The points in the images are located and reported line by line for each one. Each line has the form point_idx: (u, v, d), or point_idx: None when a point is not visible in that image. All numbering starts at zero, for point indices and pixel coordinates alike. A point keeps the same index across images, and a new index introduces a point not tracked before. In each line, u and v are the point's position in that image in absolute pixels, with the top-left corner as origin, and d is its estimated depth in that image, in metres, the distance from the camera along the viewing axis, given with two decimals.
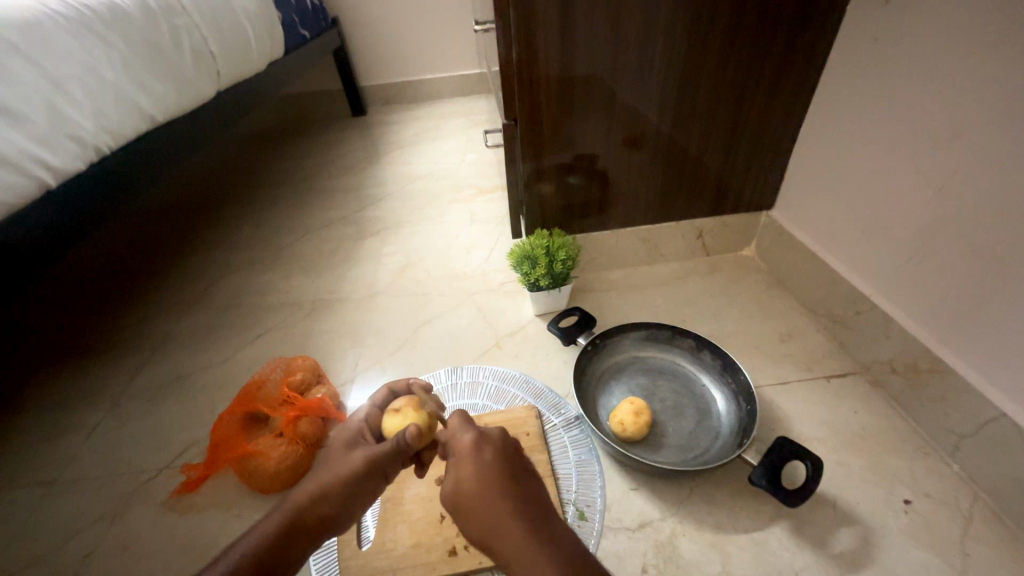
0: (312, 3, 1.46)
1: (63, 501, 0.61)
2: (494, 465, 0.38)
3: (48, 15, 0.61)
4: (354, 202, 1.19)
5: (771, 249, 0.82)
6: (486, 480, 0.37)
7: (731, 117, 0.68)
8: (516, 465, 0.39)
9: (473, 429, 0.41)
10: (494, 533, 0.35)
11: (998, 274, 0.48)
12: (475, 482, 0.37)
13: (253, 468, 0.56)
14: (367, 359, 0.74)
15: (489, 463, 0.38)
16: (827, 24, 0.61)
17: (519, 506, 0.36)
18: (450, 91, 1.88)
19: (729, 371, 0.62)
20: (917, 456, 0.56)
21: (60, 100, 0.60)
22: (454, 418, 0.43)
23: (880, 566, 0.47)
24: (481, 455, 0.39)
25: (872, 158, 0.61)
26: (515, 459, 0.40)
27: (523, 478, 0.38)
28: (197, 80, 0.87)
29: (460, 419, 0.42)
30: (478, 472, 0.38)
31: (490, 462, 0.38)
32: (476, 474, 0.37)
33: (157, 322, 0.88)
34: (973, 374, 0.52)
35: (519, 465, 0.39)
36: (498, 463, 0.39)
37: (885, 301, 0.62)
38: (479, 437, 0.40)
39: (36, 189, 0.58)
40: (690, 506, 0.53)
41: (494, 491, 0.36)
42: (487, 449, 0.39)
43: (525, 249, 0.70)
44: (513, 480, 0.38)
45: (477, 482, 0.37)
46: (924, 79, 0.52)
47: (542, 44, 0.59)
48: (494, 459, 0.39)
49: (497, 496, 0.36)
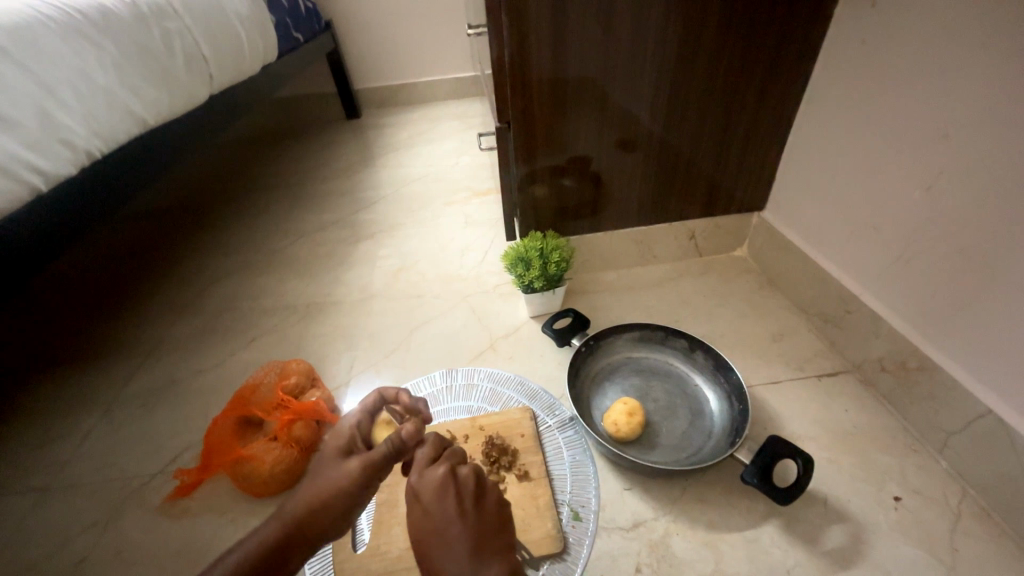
0: (306, 7, 1.46)
1: (55, 507, 0.60)
2: (452, 509, 0.37)
3: (38, 19, 0.61)
4: (349, 205, 1.19)
5: (762, 249, 0.83)
6: (441, 526, 0.36)
7: (721, 119, 0.68)
8: (478, 508, 0.38)
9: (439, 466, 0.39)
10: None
11: (984, 273, 0.49)
12: (430, 526, 0.37)
13: (246, 473, 0.56)
14: (361, 362, 0.74)
15: (446, 506, 0.37)
16: (815, 26, 0.61)
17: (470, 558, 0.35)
18: (445, 93, 1.89)
19: (722, 371, 0.63)
20: (906, 453, 0.57)
21: (51, 105, 0.60)
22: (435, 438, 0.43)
23: (870, 562, 0.48)
24: (442, 499, 0.38)
25: (860, 159, 0.62)
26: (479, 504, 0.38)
27: (484, 525, 0.37)
28: (190, 83, 0.87)
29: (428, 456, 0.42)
30: (434, 516, 0.37)
31: (447, 506, 0.37)
32: (432, 518, 0.37)
33: (151, 326, 0.88)
34: (961, 372, 0.53)
35: (481, 508, 0.38)
36: (456, 508, 0.37)
37: (875, 301, 0.63)
38: (444, 474, 0.39)
39: (26, 193, 0.57)
40: (683, 506, 0.53)
41: (447, 540, 0.36)
42: (449, 492, 0.38)
43: (519, 251, 0.70)
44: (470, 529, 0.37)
45: (432, 527, 0.37)
46: (910, 81, 0.53)
47: (534, 47, 0.59)
48: (453, 501, 0.38)
49: (450, 546, 0.36)
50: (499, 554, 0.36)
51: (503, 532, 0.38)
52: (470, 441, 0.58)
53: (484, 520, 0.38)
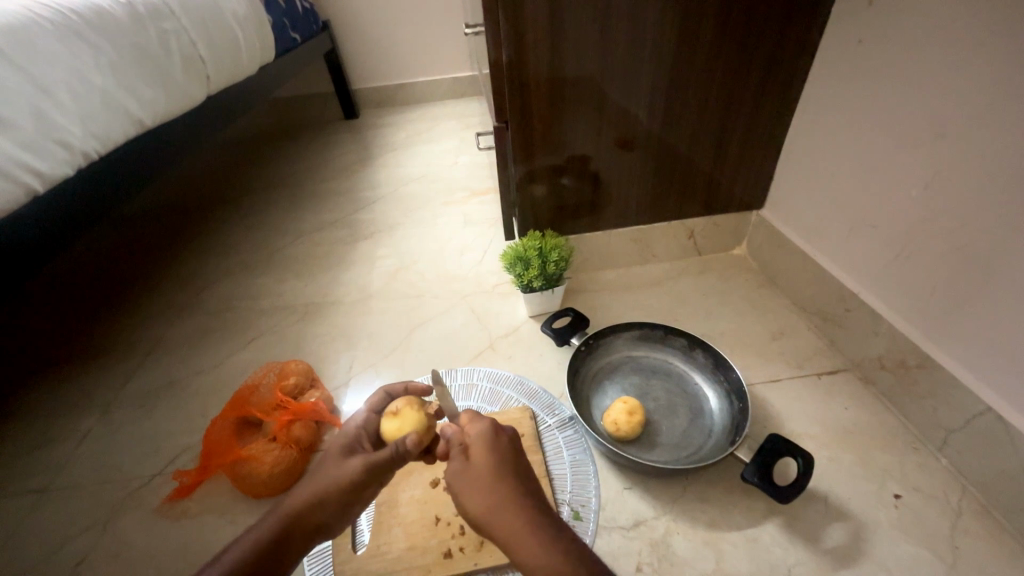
0: (303, 7, 1.46)
1: (54, 508, 0.60)
2: (509, 453, 0.39)
3: (34, 20, 0.61)
4: (348, 205, 1.19)
5: (761, 248, 0.83)
6: (503, 466, 0.37)
7: (720, 118, 0.68)
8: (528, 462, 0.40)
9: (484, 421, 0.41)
10: (507, 518, 0.34)
11: (982, 271, 0.49)
12: (492, 466, 0.37)
13: (245, 474, 0.55)
14: (360, 362, 0.74)
15: (505, 451, 0.38)
16: (813, 24, 0.61)
17: (534, 496, 0.36)
18: (443, 93, 1.88)
19: (721, 369, 0.63)
20: (906, 450, 0.57)
21: (48, 106, 0.59)
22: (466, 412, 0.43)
23: (871, 560, 0.48)
24: (495, 444, 0.39)
25: (859, 157, 0.62)
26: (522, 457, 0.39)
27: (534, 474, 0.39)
28: (187, 84, 0.86)
29: (472, 414, 0.42)
30: (494, 458, 0.37)
31: (504, 449, 0.39)
32: (489, 460, 0.37)
33: (149, 327, 0.87)
34: (961, 369, 0.53)
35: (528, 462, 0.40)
36: (512, 454, 0.39)
37: (874, 299, 0.63)
38: (501, 428, 0.40)
39: (22, 195, 0.57)
40: (683, 504, 0.53)
41: (508, 480, 0.36)
42: (501, 437, 0.39)
43: (518, 250, 0.70)
44: (525, 474, 0.38)
45: (491, 470, 0.36)
46: (908, 79, 0.53)
47: (531, 46, 0.59)
48: (508, 449, 0.39)
49: (512, 486, 0.36)
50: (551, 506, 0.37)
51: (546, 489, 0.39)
52: None
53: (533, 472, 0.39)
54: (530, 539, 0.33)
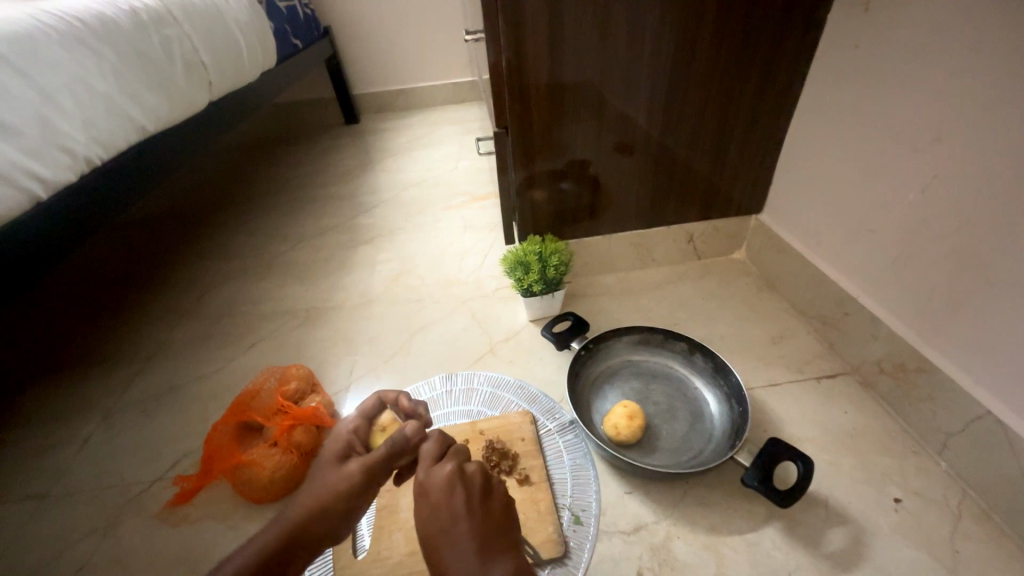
0: (304, 13, 1.47)
1: (54, 514, 0.60)
2: (458, 502, 0.35)
3: (39, 28, 0.62)
4: (348, 210, 1.19)
5: (760, 252, 0.83)
6: (446, 520, 0.34)
7: (718, 122, 0.69)
8: (485, 506, 0.35)
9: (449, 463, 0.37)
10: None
11: (979, 275, 0.49)
12: (433, 522, 0.34)
13: (246, 479, 0.56)
14: (361, 367, 0.74)
15: (453, 500, 0.35)
16: (810, 30, 0.62)
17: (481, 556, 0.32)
18: (443, 98, 1.89)
19: (721, 373, 0.63)
20: (906, 454, 0.57)
21: (51, 112, 0.60)
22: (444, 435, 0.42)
23: (870, 564, 0.48)
24: (436, 494, 0.36)
25: (856, 162, 0.62)
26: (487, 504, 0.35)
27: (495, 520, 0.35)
28: (190, 90, 0.87)
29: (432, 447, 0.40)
30: (435, 511, 0.35)
31: (448, 497, 0.35)
32: (439, 518, 0.34)
33: (151, 331, 0.88)
34: (960, 373, 0.53)
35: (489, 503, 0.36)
36: (460, 502, 0.35)
37: (873, 303, 0.63)
38: (450, 471, 0.37)
39: (26, 201, 0.57)
40: (684, 508, 0.53)
41: (449, 536, 0.33)
42: (444, 484, 0.36)
43: (518, 255, 0.70)
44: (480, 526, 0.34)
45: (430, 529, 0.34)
46: (905, 85, 0.54)
47: (531, 52, 0.60)
48: (453, 495, 0.35)
49: (450, 546, 0.33)
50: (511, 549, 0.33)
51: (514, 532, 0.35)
52: (470, 446, 0.58)
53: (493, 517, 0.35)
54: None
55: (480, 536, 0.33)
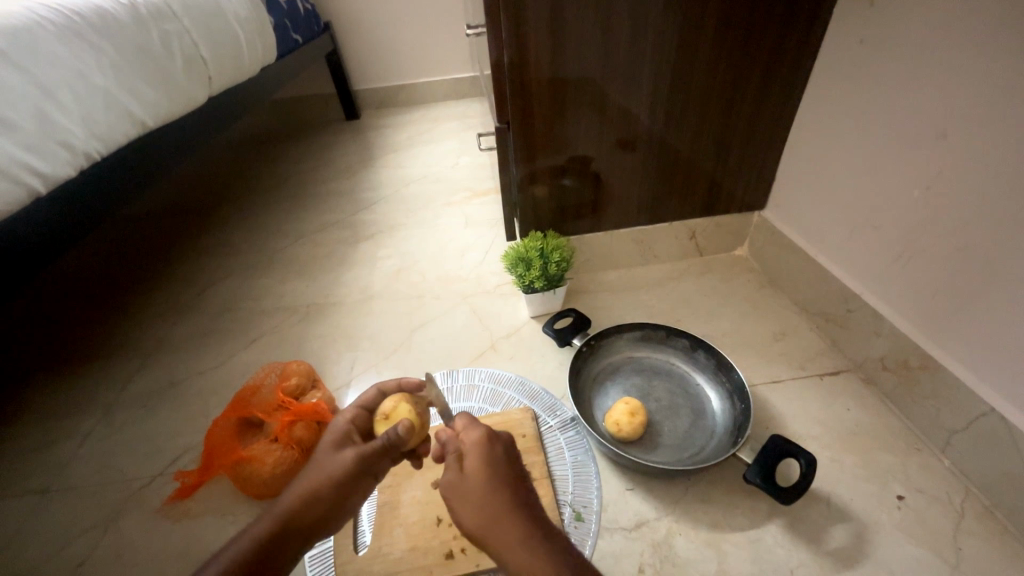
0: (304, 8, 1.46)
1: (55, 509, 0.60)
2: (510, 466, 0.38)
3: (36, 21, 0.61)
4: (349, 206, 1.19)
5: (763, 249, 0.83)
6: (505, 477, 0.37)
7: (722, 118, 0.68)
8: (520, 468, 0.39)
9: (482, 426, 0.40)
10: (510, 529, 0.34)
11: (984, 271, 0.49)
12: (494, 476, 0.36)
13: (246, 475, 0.55)
14: (362, 363, 0.74)
15: (508, 463, 0.38)
16: (814, 25, 0.61)
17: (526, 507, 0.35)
18: (444, 94, 1.88)
19: (723, 370, 0.63)
20: (909, 452, 0.57)
21: (50, 106, 0.59)
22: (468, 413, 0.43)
23: (873, 561, 0.48)
24: (491, 455, 0.38)
25: (860, 158, 0.62)
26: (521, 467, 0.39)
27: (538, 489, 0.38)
28: (189, 84, 0.86)
29: (466, 419, 0.41)
30: (492, 468, 0.37)
31: (505, 461, 0.38)
32: (484, 470, 0.37)
33: (152, 327, 0.87)
34: (964, 370, 0.53)
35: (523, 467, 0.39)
36: (512, 467, 0.38)
37: (877, 300, 0.63)
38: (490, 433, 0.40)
39: (26, 196, 0.57)
40: (685, 505, 0.53)
41: (509, 490, 0.36)
42: (495, 447, 0.39)
43: (520, 251, 0.70)
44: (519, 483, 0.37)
45: (487, 485, 0.36)
46: (910, 80, 0.53)
47: (533, 46, 0.59)
48: (504, 459, 0.38)
49: (511, 500, 0.35)
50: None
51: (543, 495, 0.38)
52: None
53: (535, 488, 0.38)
54: (534, 555, 0.32)
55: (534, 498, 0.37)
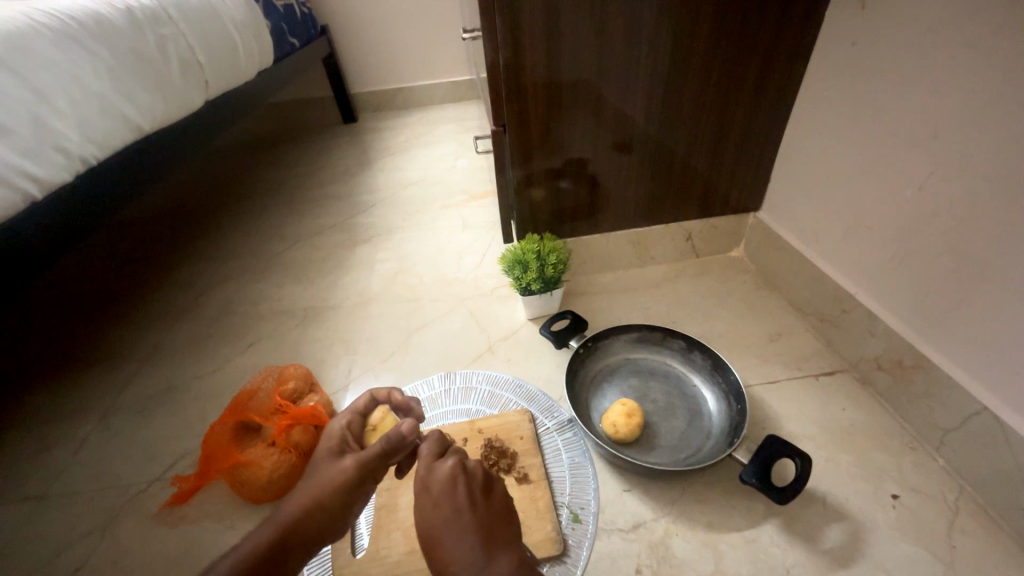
0: (301, 12, 1.47)
1: (52, 516, 0.60)
2: (454, 505, 0.36)
3: (31, 26, 0.61)
4: (346, 209, 1.19)
5: (758, 250, 0.83)
6: (440, 519, 0.36)
7: (716, 120, 0.69)
8: (486, 503, 0.37)
9: (448, 460, 0.39)
10: (450, 574, 0.34)
11: (978, 271, 0.49)
12: (431, 520, 0.36)
13: (245, 479, 0.56)
14: (360, 366, 0.74)
15: (447, 499, 0.37)
16: (807, 27, 0.62)
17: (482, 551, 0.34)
18: (441, 97, 1.89)
19: (719, 371, 0.63)
20: (903, 450, 0.57)
21: (45, 111, 0.59)
22: (438, 434, 0.42)
23: (868, 561, 0.48)
24: (429, 496, 0.37)
25: (854, 159, 0.62)
26: (487, 501, 0.38)
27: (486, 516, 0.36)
28: (185, 88, 0.87)
29: (431, 450, 0.41)
30: (430, 511, 0.36)
31: (462, 499, 0.37)
32: (441, 513, 0.36)
33: (149, 332, 0.87)
34: (958, 370, 0.53)
35: (489, 501, 0.38)
36: (451, 501, 0.37)
37: (871, 301, 0.63)
38: (450, 469, 0.38)
39: (21, 201, 0.57)
40: (682, 506, 0.53)
41: (446, 534, 0.35)
42: (432, 486, 0.38)
43: (516, 253, 0.70)
44: (480, 522, 0.36)
45: (426, 532, 0.36)
46: (903, 81, 0.54)
47: (528, 48, 0.60)
48: (443, 494, 0.37)
49: (447, 545, 0.35)
50: (509, 546, 0.35)
51: (512, 526, 0.37)
52: (468, 444, 0.58)
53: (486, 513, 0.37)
54: None
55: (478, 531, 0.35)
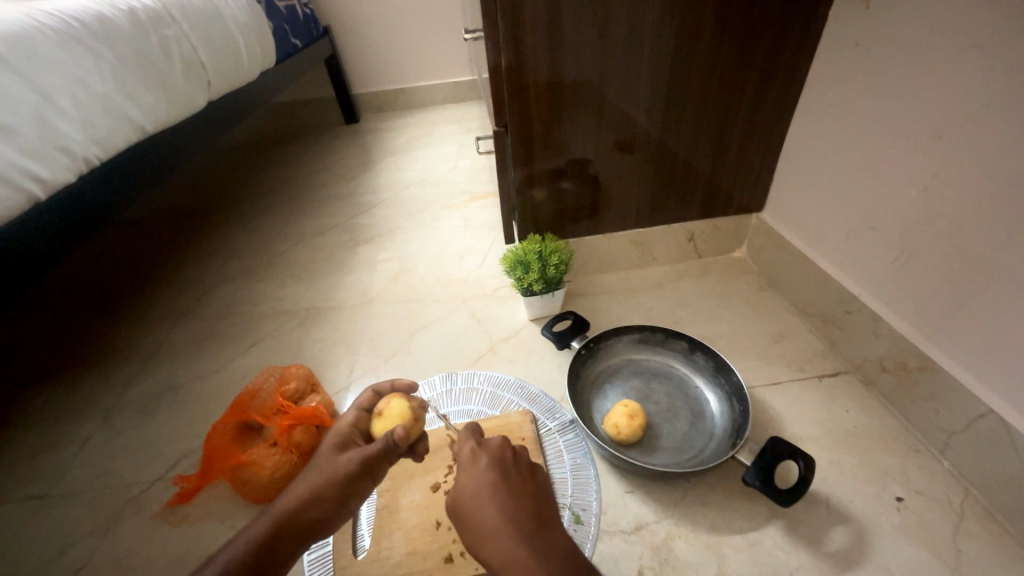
0: (304, 13, 1.47)
1: (54, 515, 0.60)
2: (503, 475, 0.37)
3: (36, 28, 0.62)
4: (349, 209, 1.19)
5: (761, 250, 0.83)
6: (487, 484, 0.36)
7: (719, 119, 0.68)
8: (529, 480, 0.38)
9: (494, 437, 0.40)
10: (492, 542, 0.34)
11: (983, 272, 0.49)
12: (476, 488, 0.36)
13: (246, 478, 0.56)
14: (362, 366, 0.74)
15: (496, 472, 0.37)
16: (810, 28, 0.61)
17: (529, 523, 0.34)
18: (443, 97, 1.89)
19: (722, 373, 0.62)
20: (908, 453, 0.57)
21: (50, 112, 0.60)
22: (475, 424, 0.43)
23: (872, 564, 0.48)
24: (480, 468, 0.37)
25: (858, 160, 0.62)
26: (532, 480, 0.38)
27: (535, 493, 0.37)
28: (188, 89, 0.87)
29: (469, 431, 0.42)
30: (480, 480, 0.37)
31: (512, 471, 0.38)
32: (491, 480, 0.36)
33: (152, 331, 0.88)
34: (962, 372, 0.53)
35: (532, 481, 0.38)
36: (503, 476, 0.37)
37: (875, 303, 0.63)
38: (500, 443, 0.40)
39: (24, 201, 0.57)
40: (685, 507, 0.53)
41: (494, 499, 0.35)
42: (483, 459, 0.38)
43: (519, 254, 0.70)
44: (528, 495, 0.36)
45: (473, 501, 0.35)
46: (907, 82, 0.53)
47: (530, 48, 0.59)
48: (495, 468, 0.37)
49: (497, 513, 0.34)
50: (552, 526, 0.35)
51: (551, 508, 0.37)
52: None
53: (535, 492, 0.37)
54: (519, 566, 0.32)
55: (527, 506, 0.35)
